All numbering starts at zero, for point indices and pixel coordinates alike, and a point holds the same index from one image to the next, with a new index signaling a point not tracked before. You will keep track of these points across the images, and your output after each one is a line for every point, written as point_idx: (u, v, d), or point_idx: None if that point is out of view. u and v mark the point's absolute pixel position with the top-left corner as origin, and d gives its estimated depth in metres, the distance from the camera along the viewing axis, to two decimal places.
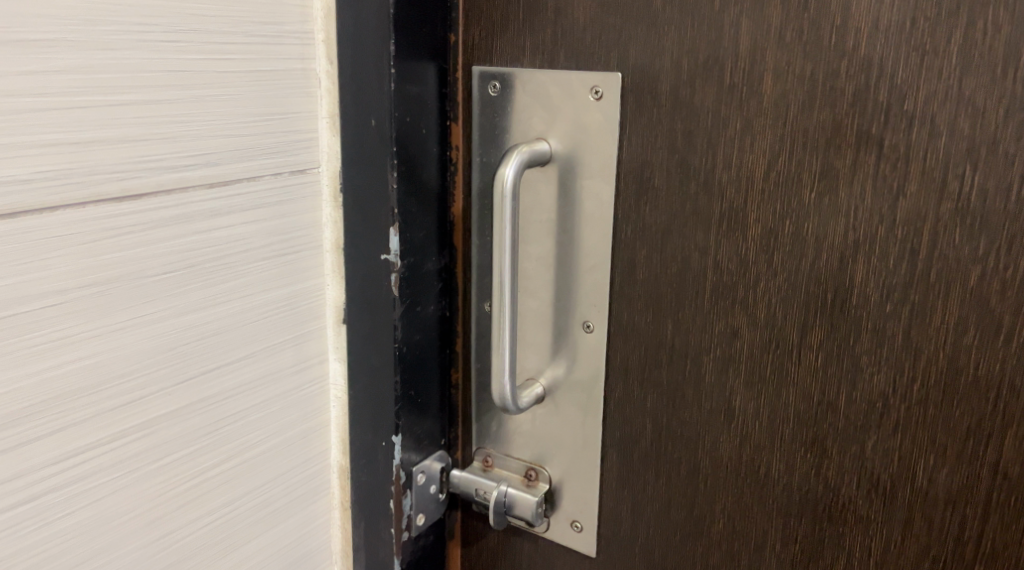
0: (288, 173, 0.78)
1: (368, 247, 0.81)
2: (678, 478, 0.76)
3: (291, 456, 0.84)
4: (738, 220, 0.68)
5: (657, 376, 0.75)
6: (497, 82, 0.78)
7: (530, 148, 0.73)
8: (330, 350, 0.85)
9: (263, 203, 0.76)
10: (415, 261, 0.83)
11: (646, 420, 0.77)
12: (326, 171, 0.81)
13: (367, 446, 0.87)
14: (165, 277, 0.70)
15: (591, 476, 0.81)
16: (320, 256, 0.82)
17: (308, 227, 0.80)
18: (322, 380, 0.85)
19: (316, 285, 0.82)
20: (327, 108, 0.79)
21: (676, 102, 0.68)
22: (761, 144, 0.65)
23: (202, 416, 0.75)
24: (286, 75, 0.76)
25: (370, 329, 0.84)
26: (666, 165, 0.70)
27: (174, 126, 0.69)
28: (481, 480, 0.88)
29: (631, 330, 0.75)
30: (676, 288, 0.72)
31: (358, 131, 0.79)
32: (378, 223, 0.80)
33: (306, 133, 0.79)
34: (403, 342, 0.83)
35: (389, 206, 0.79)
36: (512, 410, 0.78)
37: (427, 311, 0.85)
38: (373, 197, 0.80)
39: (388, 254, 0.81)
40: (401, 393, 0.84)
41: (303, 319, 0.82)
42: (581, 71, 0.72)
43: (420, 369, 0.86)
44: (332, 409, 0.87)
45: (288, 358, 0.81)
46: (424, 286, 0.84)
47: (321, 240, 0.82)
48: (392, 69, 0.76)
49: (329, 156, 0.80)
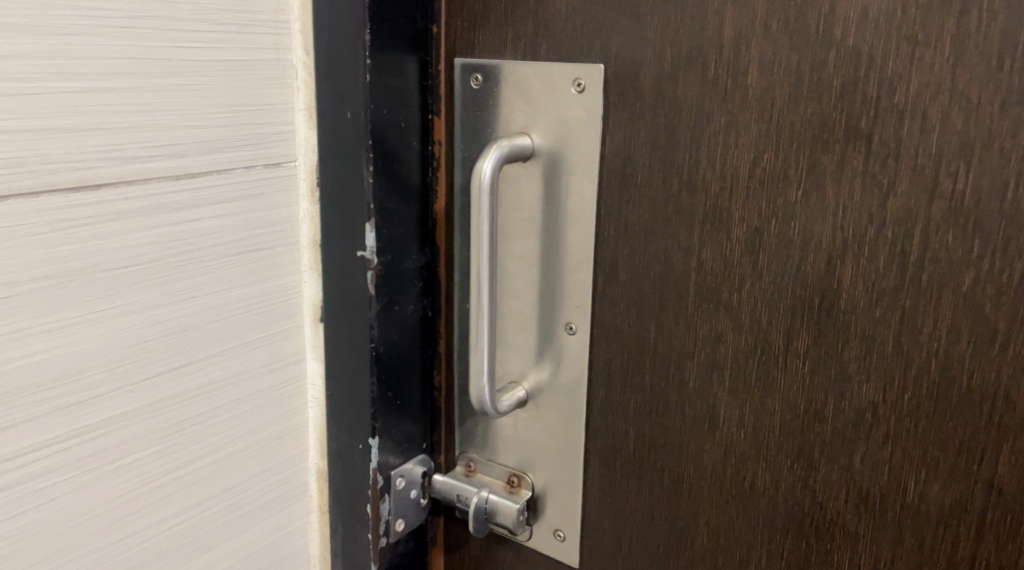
0: (262, 166, 0.75)
1: (345, 243, 0.78)
2: (661, 488, 0.73)
3: (264, 458, 0.81)
4: (722, 219, 0.64)
5: (639, 381, 0.72)
6: (478, 75, 0.75)
7: (510, 142, 0.70)
8: (308, 349, 0.83)
9: (234, 197, 0.73)
10: (394, 258, 0.80)
11: (628, 426, 0.74)
12: (303, 165, 0.78)
13: (344, 448, 0.84)
14: (127, 271, 0.68)
15: (573, 483, 0.78)
16: (296, 252, 0.79)
17: (284, 222, 0.78)
18: (299, 380, 0.83)
19: (292, 282, 0.80)
20: (304, 100, 0.77)
21: (658, 95, 0.65)
22: (746, 140, 0.62)
23: (166, 416, 0.72)
24: (260, 65, 0.73)
25: (347, 329, 0.81)
26: (648, 162, 0.67)
27: (137, 116, 0.66)
28: (463, 485, 0.85)
29: (614, 332, 0.72)
30: (659, 290, 0.68)
31: (335, 124, 0.76)
32: (355, 219, 0.77)
33: (282, 126, 0.76)
34: (381, 343, 0.81)
35: (366, 201, 0.77)
36: (490, 414, 0.75)
37: (406, 311, 0.82)
38: (350, 192, 0.77)
39: (364, 250, 0.78)
40: (378, 394, 0.82)
41: (278, 317, 0.79)
42: (563, 63, 0.69)
43: (399, 370, 0.83)
44: (309, 410, 0.84)
45: (261, 358, 0.78)
46: (404, 285, 0.82)
47: (298, 236, 0.79)
48: (368, 60, 0.74)
49: (306, 150, 0.78)
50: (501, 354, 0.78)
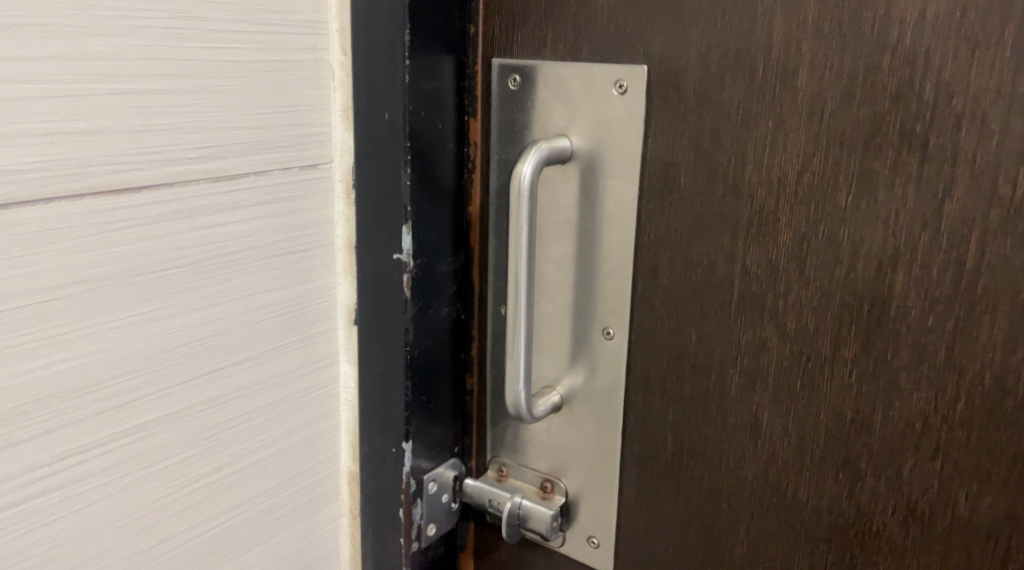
0: (298, 168, 0.74)
1: (380, 246, 0.78)
2: (699, 496, 0.72)
3: (296, 462, 0.80)
4: (768, 224, 0.63)
5: (678, 388, 0.71)
6: (516, 76, 0.74)
7: (549, 145, 0.70)
8: (340, 352, 0.82)
9: (270, 199, 0.73)
10: (428, 261, 0.79)
11: (666, 434, 0.72)
12: (338, 167, 0.77)
13: (376, 452, 0.83)
14: (164, 274, 0.67)
15: (608, 490, 0.77)
16: (330, 254, 0.79)
17: (319, 224, 0.77)
18: (332, 383, 0.82)
19: (326, 285, 0.79)
20: (341, 101, 0.76)
21: (704, 98, 0.64)
22: (794, 144, 0.61)
23: (201, 420, 0.72)
24: (297, 66, 0.73)
25: (381, 332, 0.80)
26: (691, 166, 0.66)
27: (176, 117, 0.66)
28: (495, 490, 0.84)
29: (653, 338, 0.71)
30: (701, 295, 0.67)
31: (371, 125, 0.75)
32: (391, 221, 0.77)
33: (318, 127, 0.75)
34: (414, 346, 0.80)
35: (401, 203, 0.76)
36: (526, 419, 0.74)
37: (440, 314, 0.82)
38: (385, 194, 0.76)
39: (400, 253, 0.77)
40: (411, 398, 0.81)
41: (311, 320, 0.78)
42: (605, 65, 0.68)
43: (432, 374, 0.82)
44: (342, 414, 0.84)
45: (295, 361, 0.78)
46: (437, 288, 0.81)
47: (333, 238, 0.79)
48: (406, 60, 0.73)
49: (342, 151, 0.77)
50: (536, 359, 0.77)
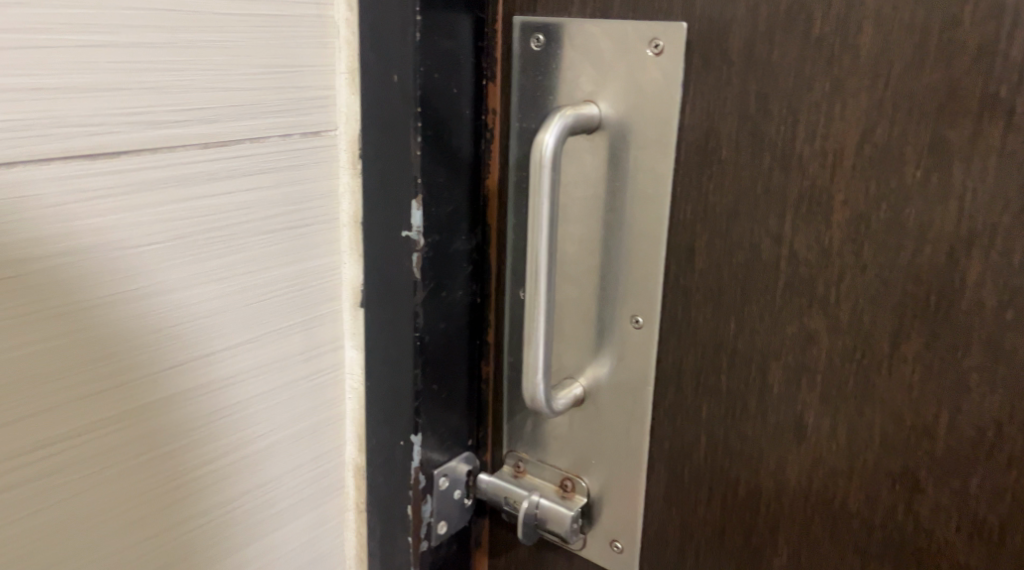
0: (299, 134, 0.68)
1: (388, 220, 0.71)
2: (735, 501, 0.65)
3: (297, 453, 0.74)
4: (821, 203, 0.56)
5: (715, 383, 0.64)
6: (540, 35, 0.67)
7: (575, 111, 0.63)
8: (346, 336, 0.75)
9: (269, 169, 0.66)
10: (441, 238, 0.72)
11: (699, 433, 0.66)
12: (344, 134, 0.71)
13: (384, 444, 0.77)
14: (149, 249, 0.61)
15: (633, 490, 0.71)
16: (336, 230, 0.72)
17: (322, 197, 0.70)
18: (336, 369, 0.76)
19: (331, 263, 0.72)
20: (347, 61, 0.69)
21: (751, 58, 0.57)
22: (855, 111, 0.54)
23: (191, 408, 0.65)
24: (298, 22, 0.66)
25: (388, 315, 0.74)
26: (734, 135, 0.58)
27: (161, 75, 0.59)
28: (511, 488, 0.78)
29: (687, 327, 0.64)
30: (742, 281, 0.60)
31: (381, 88, 0.69)
32: (401, 194, 0.70)
33: (322, 90, 0.68)
34: (425, 331, 0.73)
35: (412, 174, 0.69)
36: (544, 413, 0.68)
37: (453, 296, 0.75)
38: (395, 164, 0.70)
39: (410, 231, 0.71)
40: (421, 387, 0.74)
41: (314, 301, 0.72)
42: (638, 21, 0.61)
43: (445, 361, 0.76)
44: (348, 402, 0.77)
45: (296, 345, 0.71)
46: (451, 268, 0.74)
47: (338, 212, 0.72)
48: (418, 16, 0.66)
49: (348, 117, 0.70)
50: (558, 348, 0.71)
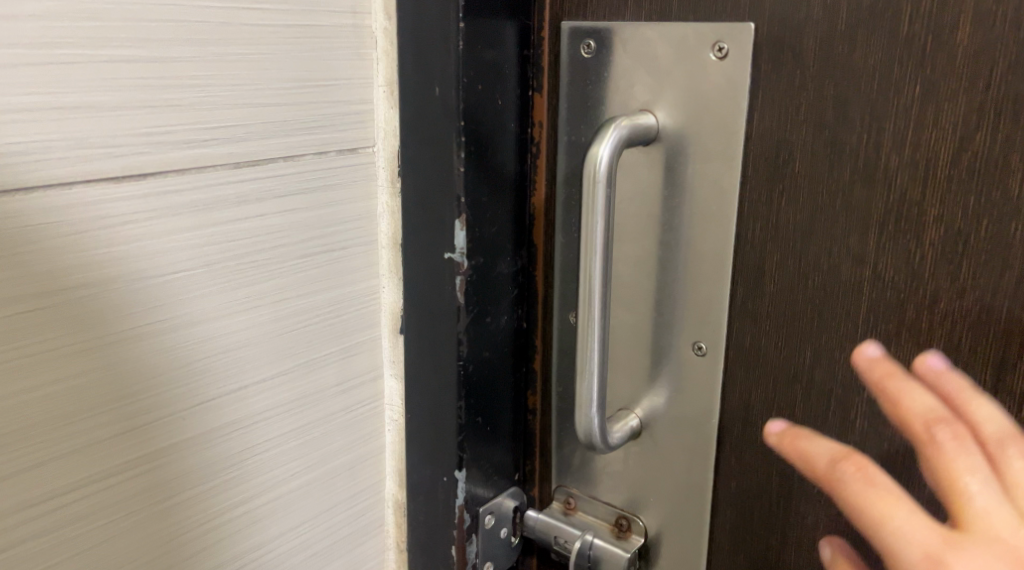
0: (335, 152, 0.62)
1: (430, 242, 0.65)
2: (812, 546, 0.60)
3: (335, 491, 0.68)
4: (910, 220, 0.50)
5: (788, 418, 0.58)
6: (591, 40, 0.61)
7: (631, 121, 0.57)
8: (385, 365, 0.70)
9: (303, 189, 0.61)
10: (485, 261, 0.66)
11: (770, 471, 0.60)
12: (382, 150, 0.65)
13: (425, 484, 0.71)
14: (176, 277, 0.55)
15: (698, 532, 0.65)
16: (374, 254, 0.67)
17: (358, 218, 0.65)
18: (375, 400, 0.70)
19: (368, 288, 0.67)
20: (385, 74, 0.64)
21: (828, 62, 0.51)
22: (950, 117, 0.48)
23: (221, 447, 0.60)
24: (332, 33, 0.60)
25: (429, 345, 0.67)
26: (809, 146, 0.53)
27: (189, 92, 0.54)
28: (562, 526, 0.71)
29: (756, 356, 0.59)
30: (818, 305, 0.55)
31: (419, 100, 0.63)
32: (441, 214, 0.64)
33: (359, 104, 0.63)
34: (469, 361, 0.67)
35: (455, 193, 0.63)
36: (600, 449, 0.62)
37: (498, 323, 0.69)
38: (435, 182, 0.64)
39: (452, 253, 0.64)
40: (466, 420, 0.68)
41: (350, 328, 0.66)
42: (700, 24, 0.56)
43: (490, 392, 0.69)
44: (386, 434, 0.72)
45: (333, 376, 0.66)
46: (495, 293, 0.68)
47: (375, 234, 0.67)
48: (460, 24, 0.60)
49: (386, 133, 0.65)
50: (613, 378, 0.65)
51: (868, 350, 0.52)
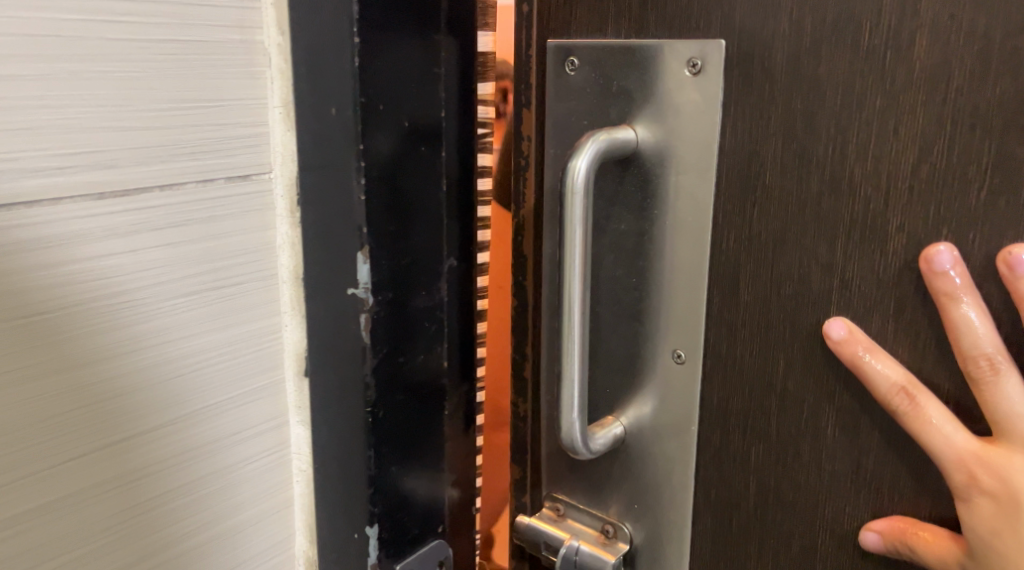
0: (224, 179, 0.56)
1: (331, 278, 0.59)
2: (788, 553, 0.60)
3: (232, 548, 0.60)
4: (875, 230, 0.51)
5: (763, 425, 0.59)
6: (573, 57, 0.63)
7: (609, 135, 0.59)
8: (291, 411, 0.62)
9: (190, 223, 0.54)
10: (394, 295, 0.60)
11: (747, 479, 0.61)
12: (280, 177, 0.59)
13: (339, 542, 0.63)
14: (50, 318, 0.49)
15: (679, 538, 0.65)
16: (274, 289, 0.60)
17: (253, 252, 0.58)
18: (279, 450, 0.62)
19: (262, 326, 0.60)
20: (280, 94, 0.58)
21: (794, 76, 0.53)
22: (911, 128, 0.49)
23: (103, 505, 0.53)
24: (214, 47, 0.54)
25: (337, 390, 0.61)
26: (779, 158, 0.54)
27: (44, 112, 0.48)
28: (549, 530, 0.71)
29: (732, 364, 0.60)
30: (790, 314, 0.56)
31: (319, 121, 0.57)
32: (344, 247, 0.58)
33: (250, 128, 0.57)
34: (379, 405, 0.60)
35: (355, 223, 0.57)
36: (582, 454, 0.63)
37: (413, 363, 0.63)
38: (337, 212, 0.58)
39: (355, 287, 0.58)
40: (376, 468, 0.61)
41: (246, 372, 0.59)
42: (674, 41, 0.58)
43: (414, 437, 0.64)
44: (294, 486, 0.64)
45: (228, 424, 0.58)
46: (409, 328, 0.62)
47: (275, 267, 0.60)
48: (356, 38, 0.55)
49: (284, 158, 0.59)
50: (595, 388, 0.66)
51: (833, 331, 0.53)
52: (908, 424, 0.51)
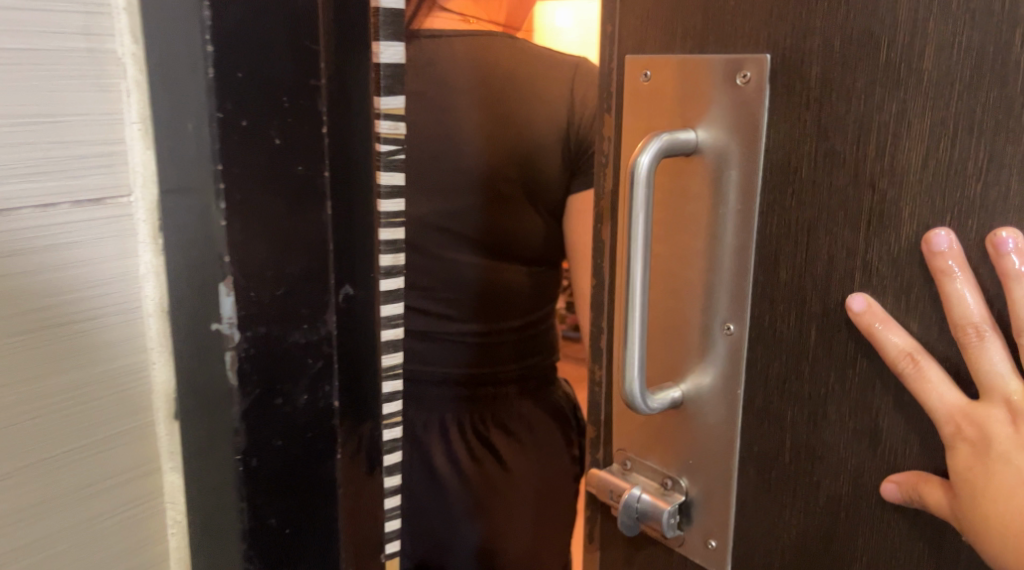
0: (43, 181, 0.53)
1: (198, 312, 0.57)
2: (817, 503, 0.69)
3: None
4: (890, 217, 0.60)
5: (799, 389, 0.68)
6: (648, 70, 0.73)
7: (672, 136, 0.69)
8: (164, 458, 0.61)
9: (75, 245, 0.55)
10: (270, 331, 0.58)
11: (784, 436, 0.70)
12: (141, 201, 0.57)
13: None
14: None
15: (725, 489, 0.75)
16: (136, 323, 0.58)
17: (121, 297, 0.57)
18: (150, 497, 0.61)
19: (136, 366, 0.59)
20: (138, 109, 0.56)
21: (827, 85, 0.62)
22: (920, 130, 0.58)
23: (16, 534, 0.54)
24: (64, 63, 0.53)
25: (202, 433, 0.59)
26: (814, 156, 0.64)
27: None
28: (616, 481, 0.81)
29: (773, 335, 0.69)
30: (821, 290, 0.65)
31: (175, 134, 0.55)
32: (207, 277, 0.56)
33: (105, 141, 0.55)
34: (252, 453, 0.58)
35: (218, 253, 0.56)
36: (640, 410, 0.73)
37: (295, 405, 0.60)
38: (199, 242, 0.56)
39: (218, 323, 0.56)
40: (251, 521, 0.59)
41: (128, 411, 0.58)
42: (729, 56, 0.68)
43: (303, 490, 0.62)
44: (170, 540, 0.62)
45: (115, 460, 0.58)
46: (287, 368, 0.60)
47: (140, 298, 0.58)
48: (208, 46, 0.53)
49: (145, 179, 0.57)
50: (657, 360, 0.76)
51: (854, 305, 0.62)
52: (913, 386, 0.59)
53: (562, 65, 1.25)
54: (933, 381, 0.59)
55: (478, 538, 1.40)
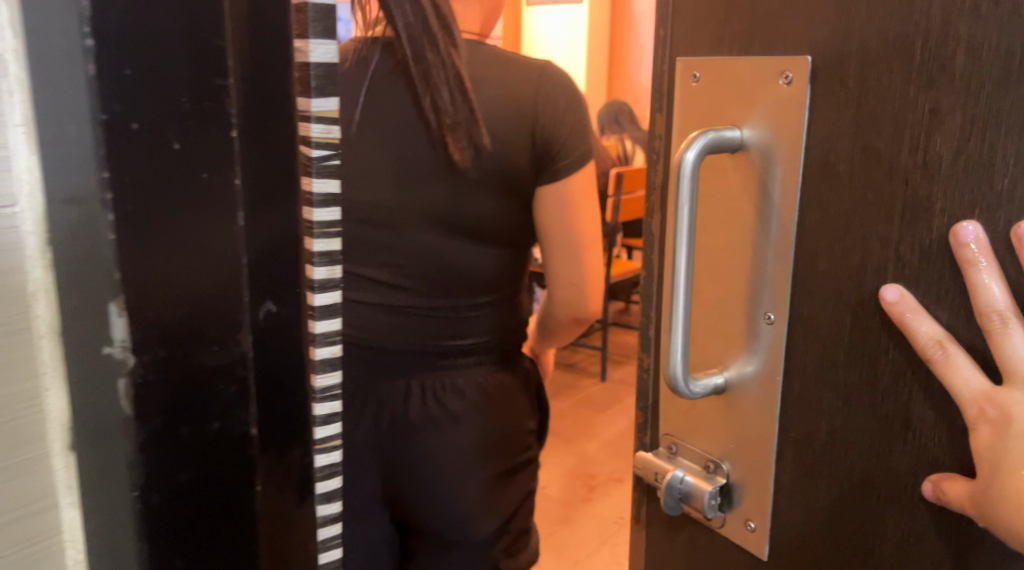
0: None
1: (84, 333, 0.51)
2: (850, 487, 0.71)
3: None
4: (922, 210, 0.63)
5: (834, 376, 0.71)
6: (697, 71, 0.78)
7: (717, 133, 0.73)
8: (62, 494, 0.53)
9: None
10: (174, 353, 0.52)
11: (820, 422, 0.73)
12: (28, 210, 0.50)
13: None
14: None
15: (763, 472, 0.78)
16: (24, 347, 0.51)
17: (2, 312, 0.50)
18: (56, 537, 0.54)
19: (27, 397, 0.52)
20: (20, 109, 0.49)
21: (864, 85, 0.66)
22: (951, 128, 0.61)
23: None
24: None
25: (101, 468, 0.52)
26: (851, 152, 0.67)
27: None
28: (662, 464, 0.85)
29: (810, 324, 0.72)
30: (857, 281, 0.68)
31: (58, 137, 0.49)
32: (97, 293, 0.50)
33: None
34: (152, 488, 0.52)
35: (109, 265, 0.49)
36: (683, 393, 0.77)
37: (207, 432, 0.54)
38: (84, 250, 0.50)
39: (111, 346, 0.50)
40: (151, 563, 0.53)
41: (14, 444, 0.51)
42: (772, 57, 0.71)
43: (211, 522, 0.55)
44: None
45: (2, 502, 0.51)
46: (187, 397, 0.53)
47: (31, 320, 0.51)
48: (87, 40, 0.47)
49: (30, 187, 0.50)
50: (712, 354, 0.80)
51: (887, 295, 0.65)
52: (940, 371, 0.62)
53: (529, 71, 1.27)
54: (960, 368, 0.62)
55: (467, 511, 1.38)
